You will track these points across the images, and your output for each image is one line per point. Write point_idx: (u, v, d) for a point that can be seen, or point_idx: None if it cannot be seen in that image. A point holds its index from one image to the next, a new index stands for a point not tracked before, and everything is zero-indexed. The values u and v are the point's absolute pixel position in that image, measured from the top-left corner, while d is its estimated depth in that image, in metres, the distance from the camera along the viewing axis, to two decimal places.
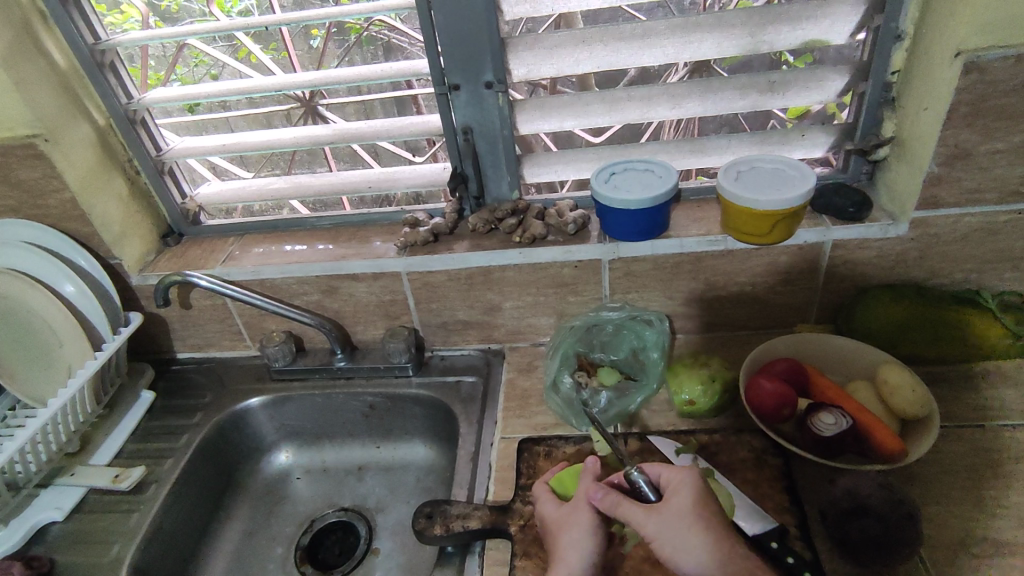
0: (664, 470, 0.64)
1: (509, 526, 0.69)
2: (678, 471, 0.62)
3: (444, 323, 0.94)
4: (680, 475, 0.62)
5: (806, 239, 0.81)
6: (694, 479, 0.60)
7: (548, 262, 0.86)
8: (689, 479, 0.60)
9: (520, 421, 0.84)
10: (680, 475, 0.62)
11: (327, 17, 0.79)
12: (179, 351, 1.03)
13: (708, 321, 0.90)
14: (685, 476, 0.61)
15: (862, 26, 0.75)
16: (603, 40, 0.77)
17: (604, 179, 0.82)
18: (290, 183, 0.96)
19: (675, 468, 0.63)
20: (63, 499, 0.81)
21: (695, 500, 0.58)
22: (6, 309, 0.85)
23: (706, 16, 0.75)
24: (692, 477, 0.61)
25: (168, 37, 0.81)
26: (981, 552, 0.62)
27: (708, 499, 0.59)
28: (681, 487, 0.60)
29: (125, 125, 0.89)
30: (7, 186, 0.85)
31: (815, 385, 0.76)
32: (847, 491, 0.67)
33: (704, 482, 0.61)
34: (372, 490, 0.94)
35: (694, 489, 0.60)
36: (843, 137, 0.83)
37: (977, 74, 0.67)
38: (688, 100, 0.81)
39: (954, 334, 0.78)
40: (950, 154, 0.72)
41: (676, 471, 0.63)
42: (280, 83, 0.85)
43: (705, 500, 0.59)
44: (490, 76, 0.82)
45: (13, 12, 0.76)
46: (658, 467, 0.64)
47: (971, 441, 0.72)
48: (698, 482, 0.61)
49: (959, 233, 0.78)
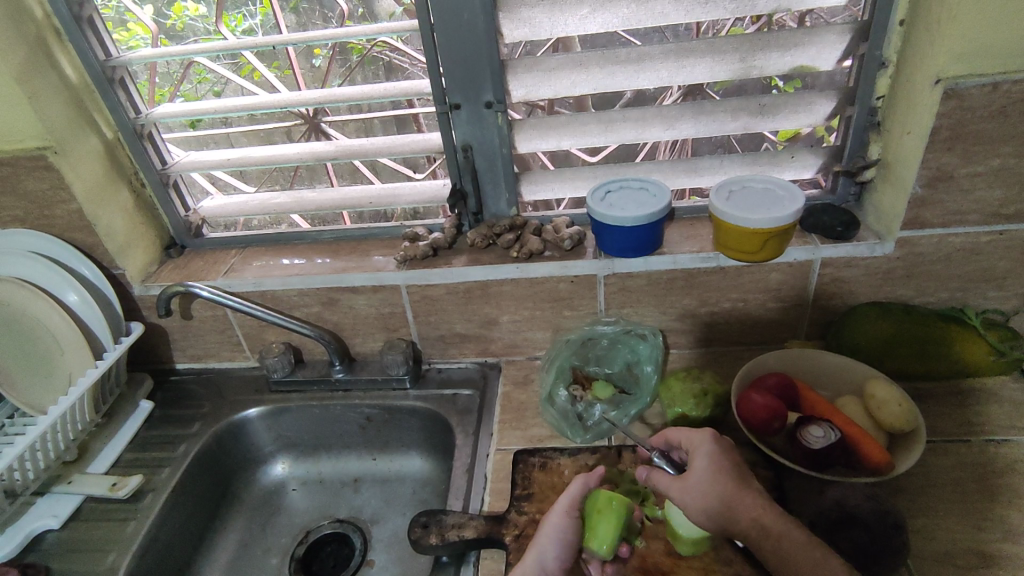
0: (682, 433, 0.68)
1: (504, 536, 0.70)
2: (693, 436, 0.66)
3: (441, 336, 0.96)
4: (694, 441, 0.66)
5: (796, 257, 0.83)
6: (709, 442, 0.65)
7: (544, 277, 0.88)
8: (702, 444, 0.65)
9: (516, 433, 0.85)
10: (693, 442, 0.66)
11: (333, 37, 0.82)
12: (178, 362, 1.04)
13: (702, 337, 0.92)
14: (699, 442, 0.65)
15: (848, 53, 0.78)
16: (599, 63, 0.80)
17: (600, 197, 0.84)
18: (292, 198, 0.98)
19: (689, 432, 0.67)
20: (60, 507, 0.82)
21: (710, 464, 0.63)
22: (9, 317, 0.86)
23: (699, 42, 0.78)
24: (705, 442, 0.65)
25: (176, 55, 0.84)
26: (968, 564, 0.63)
27: (724, 456, 0.64)
28: (697, 453, 0.65)
29: (132, 138, 0.92)
30: (14, 196, 0.87)
31: (804, 399, 0.77)
32: (836, 502, 0.66)
33: (719, 442, 0.65)
34: (368, 502, 0.94)
35: (710, 453, 0.64)
36: (832, 159, 0.86)
37: (957, 100, 0.69)
38: (682, 122, 0.84)
39: (940, 351, 0.79)
40: (933, 176, 0.75)
41: (692, 434, 0.67)
42: (285, 100, 0.88)
43: (720, 460, 0.63)
44: (490, 96, 0.84)
45: (29, 29, 0.79)
46: (678, 432, 0.69)
47: (957, 455, 0.73)
48: (712, 443, 0.65)
49: (944, 253, 0.80)
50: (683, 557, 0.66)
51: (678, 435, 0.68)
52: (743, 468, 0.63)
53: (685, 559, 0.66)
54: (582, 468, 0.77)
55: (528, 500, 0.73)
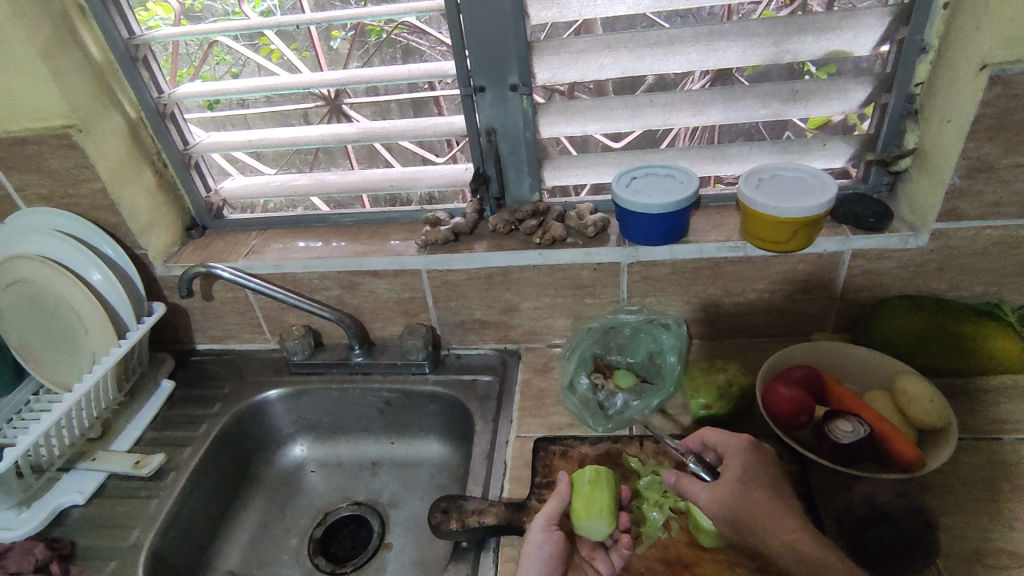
0: (715, 433, 0.66)
1: (524, 523, 0.69)
2: (728, 441, 0.65)
3: (461, 322, 0.95)
4: (730, 446, 0.64)
5: (826, 248, 0.81)
6: (743, 451, 0.63)
7: (567, 264, 0.87)
8: (739, 451, 0.63)
9: (536, 420, 0.84)
10: (729, 446, 0.64)
11: (357, 17, 0.80)
12: (198, 343, 1.04)
13: (725, 328, 0.91)
14: (736, 447, 0.64)
15: (886, 38, 0.75)
16: (627, 46, 0.78)
17: (625, 183, 0.83)
18: (312, 180, 0.98)
19: (726, 435, 0.65)
20: (84, 484, 0.82)
21: (746, 474, 0.62)
22: (35, 295, 0.86)
23: (731, 25, 0.76)
24: (740, 450, 0.63)
25: (198, 34, 0.83)
26: (997, 563, 0.62)
27: (759, 469, 0.62)
28: (732, 456, 0.63)
29: (154, 118, 0.91)
30: (39, 174, 0.87)
31: (832, 394, 0.76)
32: (865, 498, 0.66)
33: (756, 451, 0.63)
34: (385, 486, 0.95)
35: (744, 462, 0.62)
36: (865, 147, 0.84)
37: (1002, 87, 0.67)
38: (711, 107, 0.82)
39: (972, 347, 0.78)
40: (973, 167, 0.73)
41: (728, 438, 0.65)
42: (307, 81, 0.87)
43: (755, 472, 0.62)
44: (515, 79, 0.83)
45: (53, 7, 0.79)
46: (715, 433, 0.66)
47: (987, 453, 0.72)
48: (747, 454, 0.63)
49: (980, 246, 0.78)
50: (706, 549, 0.66)
51: (712, 435, 0.66)
52: (778, 480, 0.62)
53: (709, 551, 0.65)
54: (604, 457, 0.76)
55: (548, 489, 0.73)
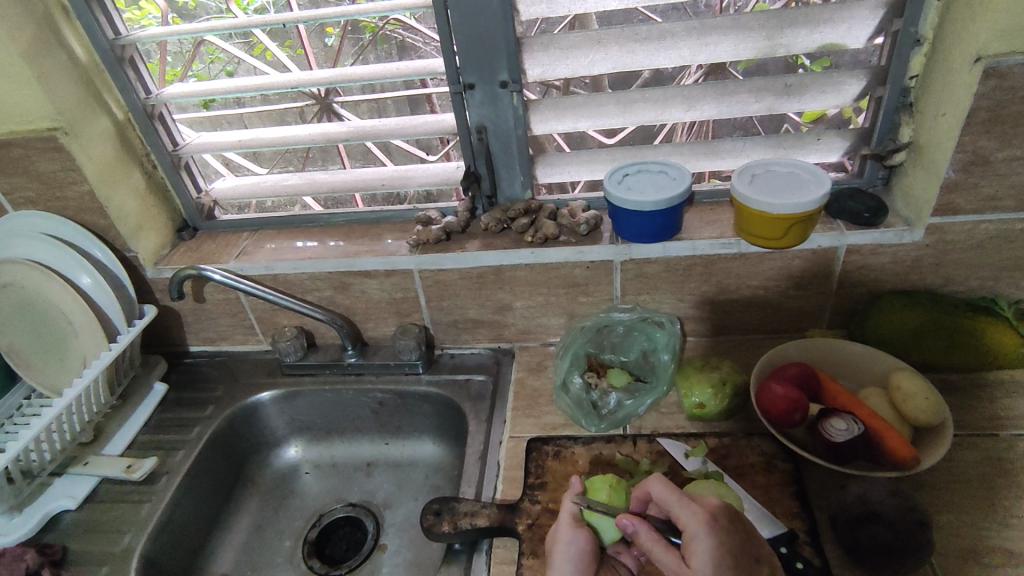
0: (664, 493, 0.60)
1: (517, 525, 0.69)
2: (684, 513, 0.58)
3: (454, 321, 0.94)
4: (685, 515, 0.58)
5: (820, 244, 0.80)
6: (699, 520, 0.57)
7: (559, 263, 0.86)
8: (696, 523, 0.56)
9: (529, 420, 0.84)
10: (684, 519, 0.58)
11: (345, 15, 0.79)
12: (191, 345, 1.04)
13: (719, 325, 0.90)
14: (692, 518, 0.57)
15: (880, 30, 0.74)
16: (618, 41, 0.77)
17: (617, 180, 0.82)
18: (303, 180, 0.97)
19: (676, 500, 0.59)
20: (76, 488, 0.82)
21: (712, 547, 0.55)
22: (24, 300, 0.86)
23: (723, 19, 0.74)
24: (699, 522, 0.56)
25: (186, 33, 0.82)
26: (992, 561, 0.61)
27: (726, 538, 0.55)
28: (691, 532, 0.56)
29: (142, 119, 0.90)
30: (26, 177, 0.87)
31: (826, 391, 0.75)
32: (858, 497, 0.64)
33: (713, 516, 0.57)
34: (380, 487, 0.94)
35: (705, 535, 0.55)
36: (859, 141, 0.83)
37: (998, 80, 0.66)
38: (704, 103, 0.81)
39: (970, 342, 0.77)
40: (968, 160, 0.72)
41: (681, 504, 0.58)
42: (296, 80, 0.86)
43: (722, 546, 0.55)
44: (505, 76, 0.82)
45: (36, 7, 0.78)
46: (665, 496, 0.60)
47: (984, 450, 0.71)
48: (709, 525, 0.56)
49: (976, 240, 0.77)
50: None
51: (663, 499, 0.60)
52: (750, 545, 0.55)
53: None
54: (597, 458, 0.76)
55: (541, 490, 0.72)
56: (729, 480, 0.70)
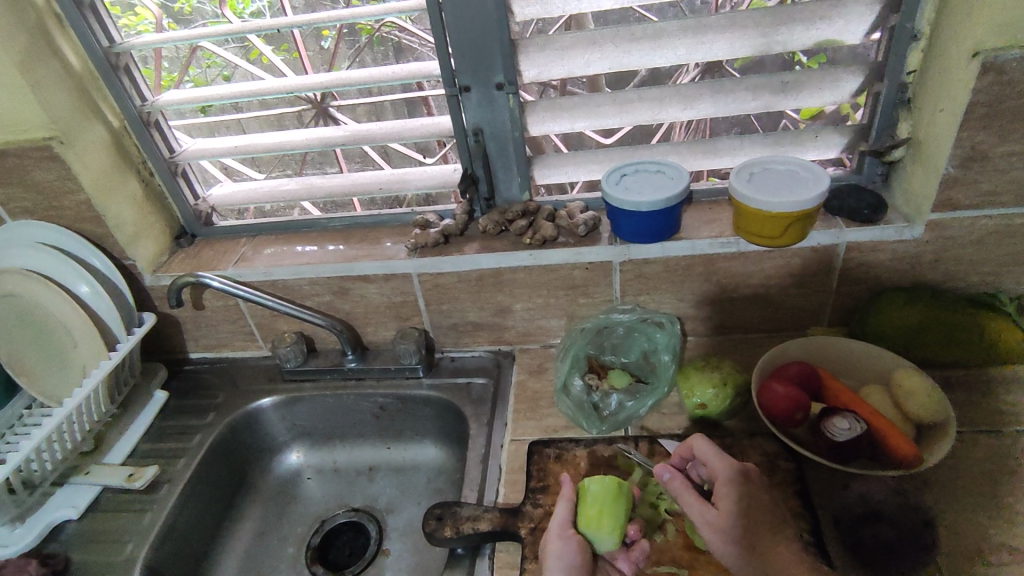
0: (708, 450, 0.64)
1: (519, 529, 0.69)
2: (720, 467, 0.62)
3: (454, 325, 0.94)
4: (720, 470, 0.62)
5: (819, 241, 0.80)
6: (732, 477, 0.61)
7: (558, 264, 0.86)
8: (731, 481, 0.60)
9: (530, 423, 0.84)
10: (719, 472, 0.62)
11: (340, 19, 0.79)
12: (192, 352, 1.04)
13: (720, 324, 0.90)
14: (726, 473, 0.61)
15: (877, 26, 0.74)
16: (613, 41, 0.77)
17: (615, 181, 0.82)
18: (301, 185, 0.96)
19: (717, 458, 0.62)
20: (77, 498, 0.82)
21: (739, 505, 0.59)
22: (22, 309, 0.86)
23: (718, 17, 0.74)
24: (732, 478, 0.61)
25: (180, 40, 0.82)
26: (997, 560, 0.61)
27: (752, 497, 0.60)
28: (722, 486, 0.60)
29: (137, 126, 0.90)
30: (23, 188, 0.86)
31: (829, 389, 0.75)
32: (860, 497, 0.68)
33: (746, 476, 0.61)
34: (383, 491, 0.94)
35: (733, 493, 0.60)
36: (857, 138, 0.82)
37: (995, 75, 0.65)
38: (701, 101, 0.80)
39: (973, 338, 0.77)
40: (966, 156, 0.71)
41: (719, 462, 0.62)
42: (292, 85, 0.85)
43: (749, 502, 0.59)
44: (500, 77, 0.81)
45: (29, 17, 0.77)
46: (705, 451, 0.64)
47: (987, 446, 0.71)
48: (740, 484, 0.60)
49: (976, 235, 0.77)
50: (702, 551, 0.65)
51: (704, 453, 0.64)
52: (771, 507, 0.60)
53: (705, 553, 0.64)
54: (599, 461, 0.75)
55: (543, 494, 0.72)
56: None
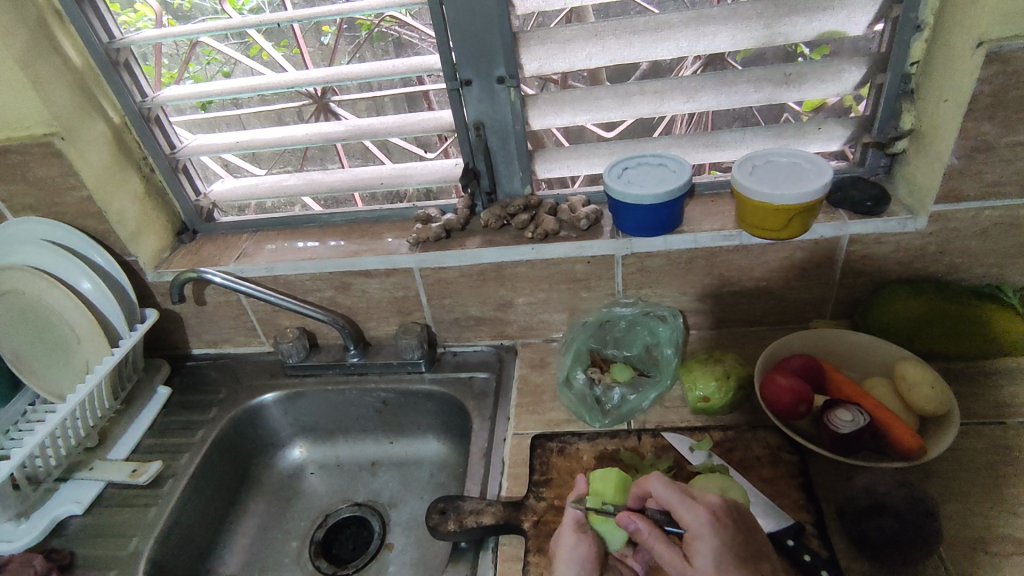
0: (666, 493, 0.59)
1: (523, 522, 0.69)
2: (685, 512, 0.57)
3: (456, 319, 0.94)
4: (687, 516, 0.57)
5: (822, 234, 0.79)
6: (703, 526, 0.56)
7: (561, 258, 0.85)
8: (704, 532, 0.55)
9: (533, 417, 0.83)
10: (687, 519, 0.57)
11: (339, 13, 0.78)
12: (195, 348, 1.04)
13: (723, 317, 0.90)
14: (697, 525, 0.56)
15: (880, 17, 0.73)
16: (615, 33, 0.76)
17: (617, 174, 0.81)
18: (302, 180, 0.96)
19: (681, 502, 0.58)
20: (82, 493, 0.82)
21: (718, 558, 0.54)
22: (24, 307, 0.86)
23: (721, 9, 0.74)
24: (702, 524, 0.56)
25: (181, 35, 0.81)
26: (1000, 551, 0.61)
27: (728, 539, 0.55)
28: (697, 540, 0.55)
29: (138, 122, 0.90)
30: (25, 184, 0.86)
31: (831, 382, 0.75)
32: (865, 489, 0.65)
33: (717, 522, 0.56)
34: (386, 486, 0.94)
35: (710, 545, 0.55)
36: (860, 129, 0.82)
37: (1000, 65, 0.65)
38: (703, 93, 0.80)
39: (977, 331, 0.77)
40: (971, 147, 0.71)
41: (684, 508, 0.57)
42: (293, 80, 0.85)
43: (725, 547, 0.55)
44: (501, 71, 0.81)
45: (30, 15, 0.77)
46: (663, 492, 0.59)
47: (990, 437, 0.71)
48: (712, 527, 0.56)
49: (980, 227, 0.77)
50: None
51: (666, 499, 0.58)
52: (747, 542, 0.56)
53: None
54: (602, 454, 0.75)
55: (546, 488, 0.72)
56: (734, 474, 0.70)
